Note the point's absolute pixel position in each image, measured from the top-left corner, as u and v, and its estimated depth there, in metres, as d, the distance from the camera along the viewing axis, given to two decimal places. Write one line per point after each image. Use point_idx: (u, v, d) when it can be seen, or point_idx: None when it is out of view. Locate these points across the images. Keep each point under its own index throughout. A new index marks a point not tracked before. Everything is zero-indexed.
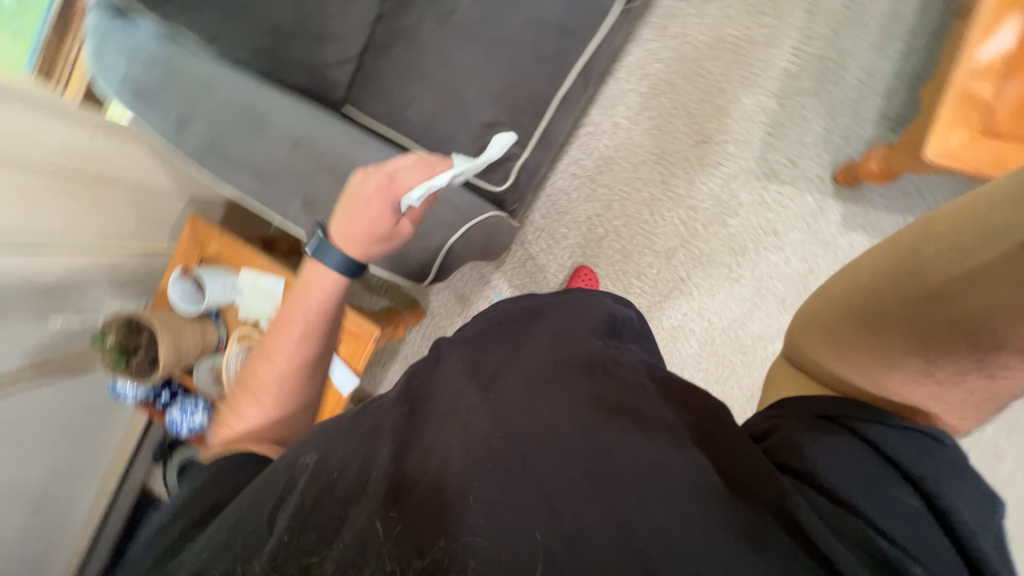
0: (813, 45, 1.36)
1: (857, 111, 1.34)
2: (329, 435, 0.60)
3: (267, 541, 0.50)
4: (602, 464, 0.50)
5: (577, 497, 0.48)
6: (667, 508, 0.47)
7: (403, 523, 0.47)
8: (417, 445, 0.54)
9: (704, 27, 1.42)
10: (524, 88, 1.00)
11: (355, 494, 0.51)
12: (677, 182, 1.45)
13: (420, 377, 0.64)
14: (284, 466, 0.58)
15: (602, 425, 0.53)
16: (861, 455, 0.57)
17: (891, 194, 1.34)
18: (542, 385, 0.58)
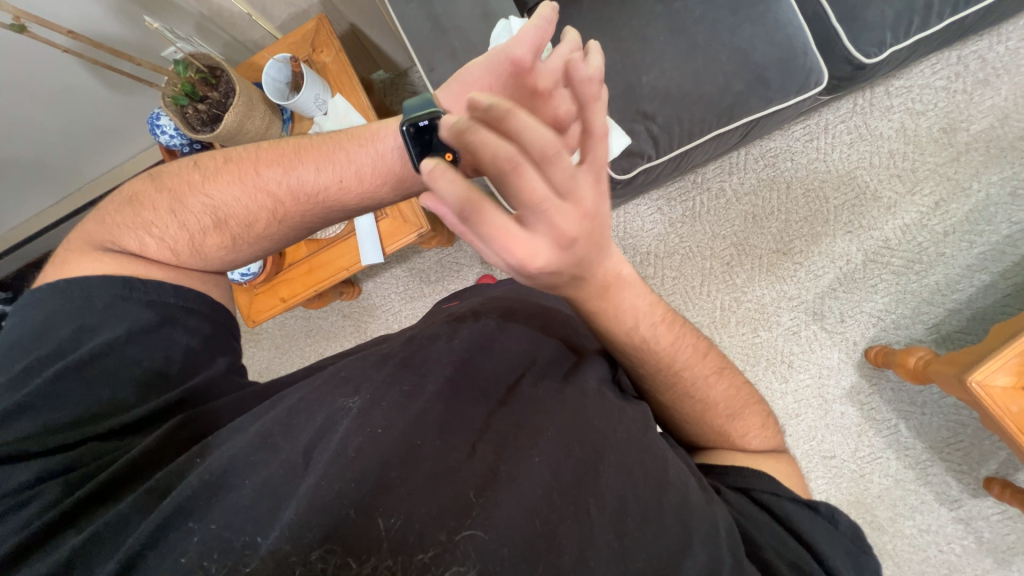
0: (922, 232, 1.39)
1: (920, 312, 1.38)
2: (362, 384, 0.58)
3: (304, 479, 0.49)
4: (610, 495, 0.52)
5: (602, 522, 0.50)
6: (662, 553, 0.50)
7: (445, 497, 0.48)
8: (451, 420, 0.55)
9: (847, 158, 1.43)
10: (695, 104, 0.96)
11: (393, 448, 0.51)
12: (739, 274, 1.46)
13: (451, 349, 0.64)
14: (315, 396, 0.57)
15: (617, 450, 0.55)
16: (779, 533, 0.59)
17: (899, 393, 1.40)
18: (566, 395, 0.61)
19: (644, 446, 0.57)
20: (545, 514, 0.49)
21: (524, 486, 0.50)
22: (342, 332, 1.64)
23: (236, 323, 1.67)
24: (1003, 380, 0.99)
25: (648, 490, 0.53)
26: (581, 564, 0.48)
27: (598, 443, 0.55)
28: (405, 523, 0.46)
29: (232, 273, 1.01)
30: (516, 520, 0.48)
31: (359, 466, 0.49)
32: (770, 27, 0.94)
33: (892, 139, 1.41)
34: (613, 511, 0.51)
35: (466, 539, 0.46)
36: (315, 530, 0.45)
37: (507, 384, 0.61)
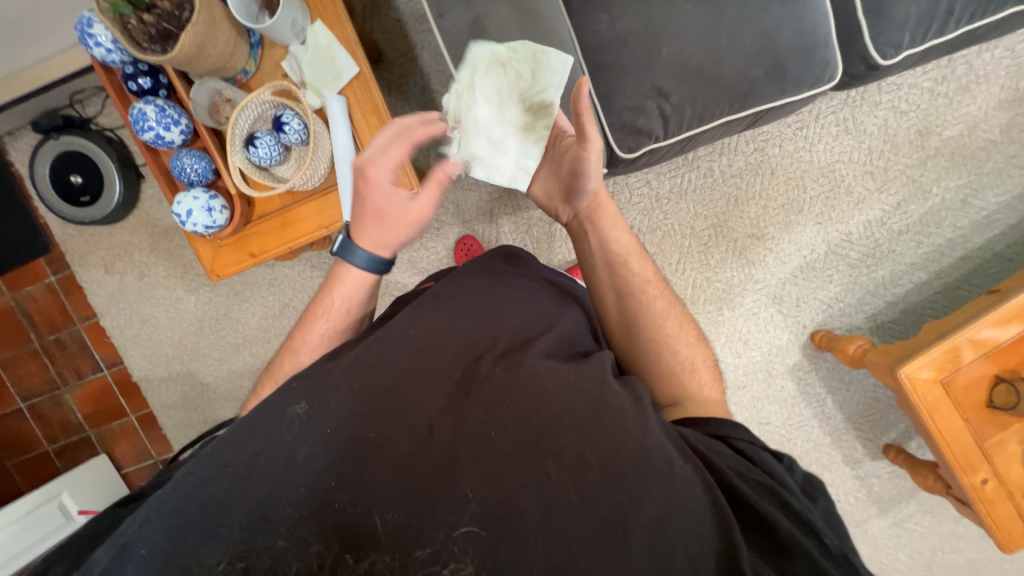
0: (880, 228, 1.48)
1: (863, 302, 1.51)
2: (300, 392, 0.60)
3: (250, 486, 0.52)
4: (569, 453, 0.55)
5: (565, 482, 0.53)
6: (623, 499, 0.53)
7: (410, 484, 0.51)
8: (406, 408, 0.56)
9: (830, 148, 1.46)
10: (712, 86, 0.92)
11: (344, 444, 0.54)
12: (713, 257, 1.51)
13: (401, 342, 0.64)
14: (268, 411, 0.58)
15: (571, 411, 0.58)
16: (744, 460, 0.65)
17: (834, 373, 1.57)
18: (519, 370, 0.61)
19: (599, 403, 0.60)
20: (509, 480, 0.52)
21: (493, 461, 0.53)
22: (310, 284, 1.55)
23: (190, 265, 1.55)
24: (926, 374, 1.13)
25: (606, 444, 0.56)
26: (543, 522, 0.51)
27: (552, 413, 0.57)
28: (380, 521, 0.49)
29: (192, 224, 0.87)
30: (484, 495, 0.51)
31: (309, 475, 0.52)
32: (798, 10, 0.89)
33: (874, 138, 1.45)
34: (575, 467, 0.54)
35: (462, 532, 0.49)
36: (290, 512, 0.50)
37: (459, 366, 0.62)
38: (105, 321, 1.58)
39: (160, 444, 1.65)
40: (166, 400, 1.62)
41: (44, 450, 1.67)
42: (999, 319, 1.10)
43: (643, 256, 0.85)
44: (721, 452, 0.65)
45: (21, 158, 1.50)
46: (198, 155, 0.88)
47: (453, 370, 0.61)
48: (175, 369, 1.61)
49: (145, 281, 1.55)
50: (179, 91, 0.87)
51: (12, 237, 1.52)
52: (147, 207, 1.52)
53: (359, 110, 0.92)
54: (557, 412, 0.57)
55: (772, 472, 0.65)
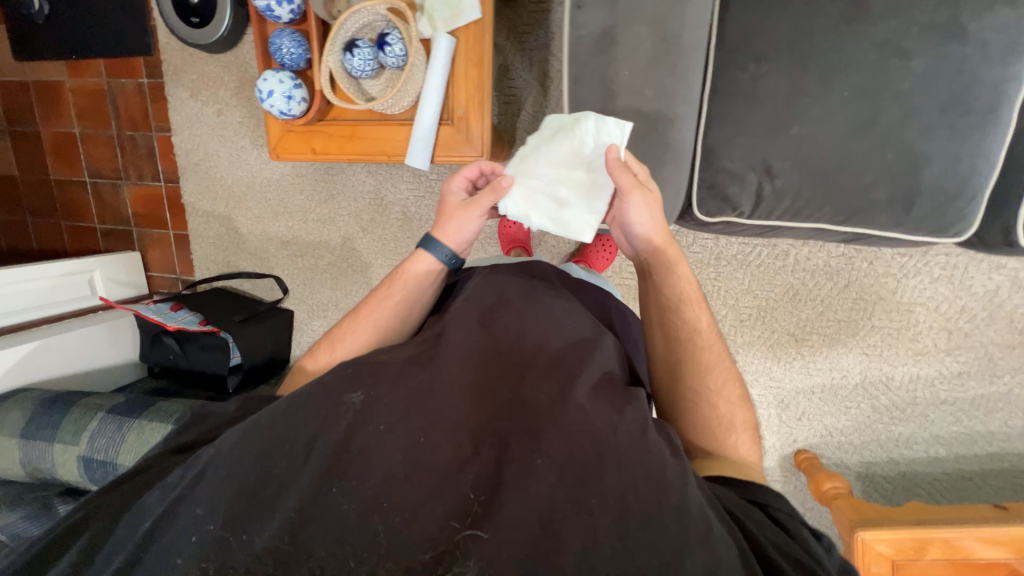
0: (925, 388, 1.37)
1: (863, 445, 1.44)
2: (356, 381, 0.63)
3: (304, 470, 0.56)
4: (611, 495, 0.52)
5: (602, 524, 0.51)
6: (662, 553, 0.49)
7: (456, 498, 0.53)
8: (442, 414, 0.59)
9: (919, 289, 1.32)
10: (824, 187, 0.83)
11: (376, 431, 0.57)
12: (741, 338, 1.44)
13: (445, 350, 0.67)
14: (324, 393, 0.61)
15: (612, 453, 0.56)
16: (775, 530, 0.58)
17: (801, 495, 1.53)
18: (563, 401, 0.60)
19: (644, 448, 0.57)
20: (549, 511, 0.52)
21: (534, 493, 0.53)
22: (360, 187, 1.58)
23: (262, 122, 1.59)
24: (883, 548, 1.09)
25: (649, 493, 0.53)
26: (580, 566, 0.48)
27: (590, 452, 0.55)
28: (428, 532, 0.51)
29: (269, 104, 0.89)
30: (520, 520, 0.51)
31: (349, 458, 0.56)
32: (965, 148, 0.77)
33: (974, 299, 1.30)
34: (615, 511, 0.51)
35: (497, 566, 0.48)
36: (343, 498, 0.53)
37: (503, 382, 0.63)
38: (176, 139, 1.67)
39: (185, 266, 1.80)
40: (202, 231, 1.75)
41: (94, 226, 1.86)
42: (985, 537, 1.04)
43: (705, 305, 0.81)
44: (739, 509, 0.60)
45: None
46: (298, 41, 0.88)
47: (497, 386, 0.63)
48: (218, 209, 1.71)
49: (221, 119, 1.61)
50: None
51: (122, 29, 1.59)
52: (245, 51, 1.54)
53: (463, 57, 0.88)
54: (591, 448, 0.56)
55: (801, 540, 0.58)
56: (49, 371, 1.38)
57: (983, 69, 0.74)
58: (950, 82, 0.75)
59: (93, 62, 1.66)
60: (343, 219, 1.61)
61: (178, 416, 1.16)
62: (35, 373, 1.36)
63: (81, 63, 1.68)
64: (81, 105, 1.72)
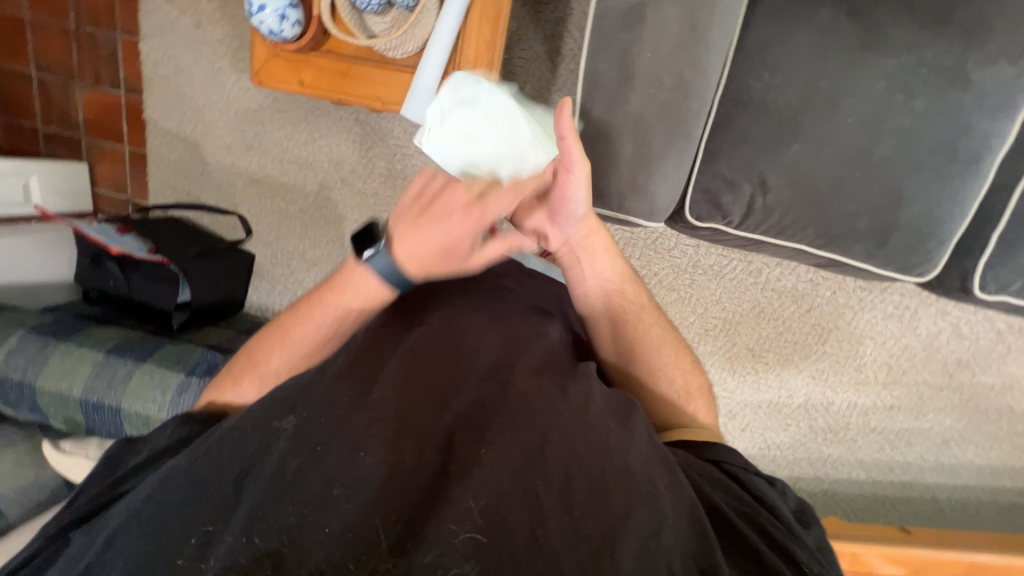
0: (858, 416, 1.47)
1: (795, 461, 1.53)
2: (282, 404, 0.60)
3: (236, 501, 0.50)
4: (557, 475, 0.52)
5: (553, 506, 0.50)
6: (612, 518, 0.50)
7: (411, 480, 0.50)
8: (378, 407, 0.57)
9: (870, 324, 1.39)
10: (812, 210, 0.84)
11: (307, 430, 0.55)
12: (703, 347, 1.48)
13: (374, 345, 0.66)
14: (253, 426, 0.58)
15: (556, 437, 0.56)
16: None
17: None
18: (506, 394, 0.60)
19: (585, 428, 0.58)
20: (497, 498, 0.49)
21: (492, 478, 0.51)
22: (345, 134, 1.48)
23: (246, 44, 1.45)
24: None
25: (591, 465, 0.54)
26: (532, 542, 0.47)
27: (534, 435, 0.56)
28: (388, 515, 0.47)
29: (261, 23, 0.83)
30: (476, 504, 0.49)
31: (282, 460, 0.52)
32: (945, 194, 0.80)
33: (916, 339, 1.39)
34: (561, 488, 0.51)
35: (464, 539, 0.46)
36: (284, 492, 0.49)
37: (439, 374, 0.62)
38: (144, 45, 1.50)
39: (139, 188, 1.66)
40: (163, 153, 1.60)
41: (36, 127, 1.67)
42: (888, 556, 1.14)
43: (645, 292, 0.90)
44: (712, 480, 0.64)
45: None
46: None
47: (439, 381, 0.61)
48: (184, 131, 1.57)
49: (199, 32, 1.46)
50: None
51: None
52: None
53: (478, 11, 0.83)
54: (534, 435, 0.55)
55: (771, 504, 0.62)
56: None
57: (972, 125, 0.77)
58: (944, 130, 0.78)
59: None
60: (322, 165, 1.52)
61: (111, 345, 1.08)
62: None
63: None
64: None
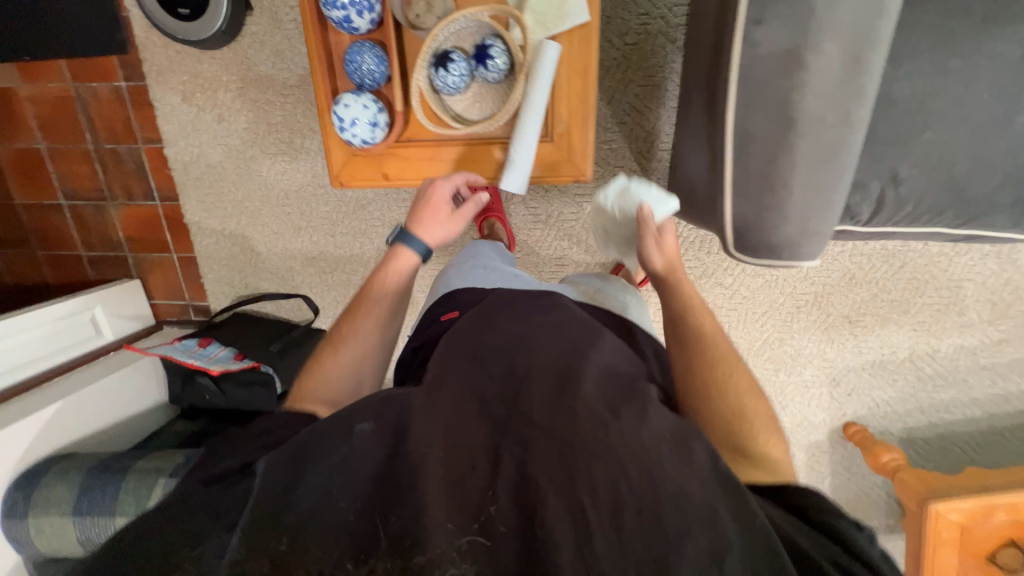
0: (966, 357, 1.45)
1: (907, 413, 1.53)
2: (366, 408, 0.55)
3: (286, 488, 0.49)
4: (605, 492, 0.48)
5: (598, 522, 0.46)
6: (659, 543, 0.45)
7: (462, 500, 0.48)
8: (445, 423, 0.54)
9: (967, 266, 1.37)
10: (951, 193, 0.80)
11: (372, 437, 0.52)
12: (798, 323, 1.47)
13: (442, 362, 0.63)
14: (322, 415, 0.56)
15: (625, 454, 0.50)
16: None
17: (847, 462, 1.61)
18: (566, 400, 0.55)
19: (645, 444, 0.52)
20: (541, 512, 0.46)
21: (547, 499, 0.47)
22: (395, 195, 1.45)
23: (274, 128, 1.40)
24: (953, 515, 1.18)
25: (651, 485, 0.48)
26: (572, 558, 0.44)
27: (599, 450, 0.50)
28: (450, 521, 0.46)
29: (350, 136, 0.78)
30: (507, 516, 0.47)
31: (339, 462, 0.50)
32: None
33: (1019, 271, 1.36)
34: (611, 506, 0.47)
35: (479, 543, 0.45)
36: (337, 497, 0.48)
37: (500, 383, 0.58)
38: (169, 151, 1.46)
39: (194, 291, 1.63)
40: (212, 252, 1.57)
41: (78, 254, 1.64)
42: None
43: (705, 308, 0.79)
44: (787, 522, 0.53)
45: None
46: (378, 59, 0.75)
47: (503, 392, 0.57)
48: (228, 226, 1.53)
49: (223, 126, 1.41)
50: None
51: (89, 23, 1.34)
52: (246, 47, 1.34)
53: (568, 66, 0.78)
54: (592, 448, 0.51)
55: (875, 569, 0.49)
56: (63, 437, 1.21)
57: None
58: None
59: (53, 64, 1.40)
60: (377, 230, 1.49)
61: None
62: (49, 440, 1.18)
63: (38, 65, 1.42)
64: (43, 115, 1.47)
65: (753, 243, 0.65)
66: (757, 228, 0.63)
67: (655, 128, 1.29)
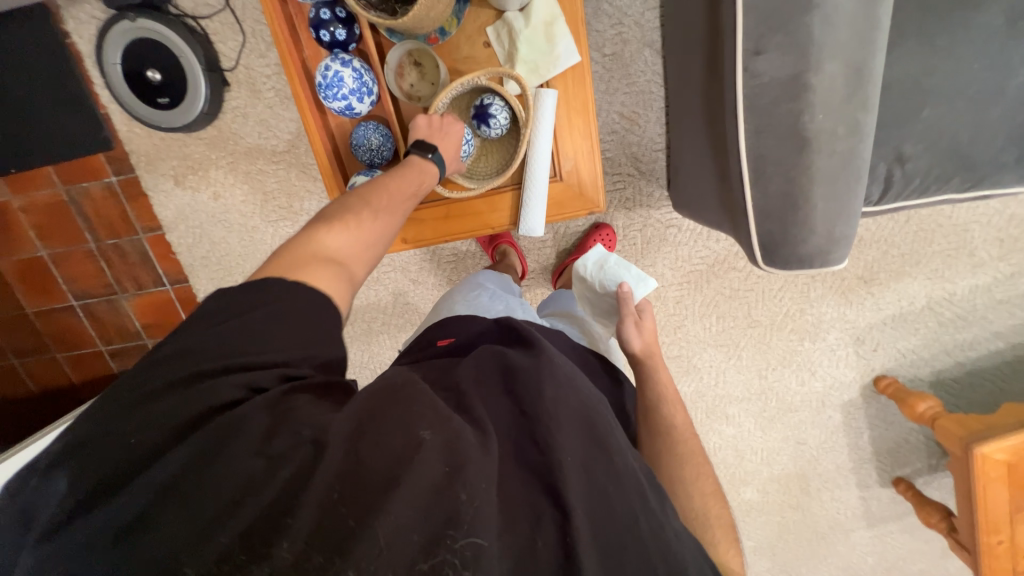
0: (982, 295, 1.48)
1: (933, 358, 1.56)
2: (424, 418, 0.55)
3: (299, 494, 0.48)
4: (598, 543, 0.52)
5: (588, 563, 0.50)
6: None
7: (504, 549, 0.50)
8: (475, 448, 0.54)
9: (968, 209, 1.40)
10: (957, 162, 0.82)
11: (407, 458, 0.51)
12: (815, 291, 1.50)
13: (475, 386, 0.62)
14: (364, 423, 0.54)
15: (650, 535, 0.55)
16: None
17: (882, 415, 1.64)
18: (581, 448, 0.58)
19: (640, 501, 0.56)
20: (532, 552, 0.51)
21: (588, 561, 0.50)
22: None
23: (271, 195, 1.41)
24: (999, 454, 1.21)
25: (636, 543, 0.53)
26: None
27: (626, 520, 0.55)
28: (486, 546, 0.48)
29: None
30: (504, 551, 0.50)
31: (365, 481, 0.50)
32: None
33: (1019, 205, 1.39)
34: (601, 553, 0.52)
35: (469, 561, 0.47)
36: (347, 512, 0.48)
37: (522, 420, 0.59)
38: (171, 236, 1.46)
39: None
40: None
41: (98, 350, 1.64)
42: None
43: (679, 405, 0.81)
44: None
45: (81, 32, 1.27)
46: (384, 136, 0.76)
47: (524, 429, 0.59)
48: None
49: (220, 202, 1.42)
50: (371, 53, 0.74)
51: (70, 126, 1.33)
52: (229, 122, 1.33)
53: (565, 106, 0.79)
54: (593, 497, 0.55)
55: None
56: None
57: None
58: None
59: (40, 171, 1.39)
60: (389, 276, 1.50)
61: None
62: None
63: (26, 175, 1.41)
64: (39, 223, 1.47)
65: (785, 256, 0.67)
66: (785, 242, 0.66)
67: (646, 131, 1.30)
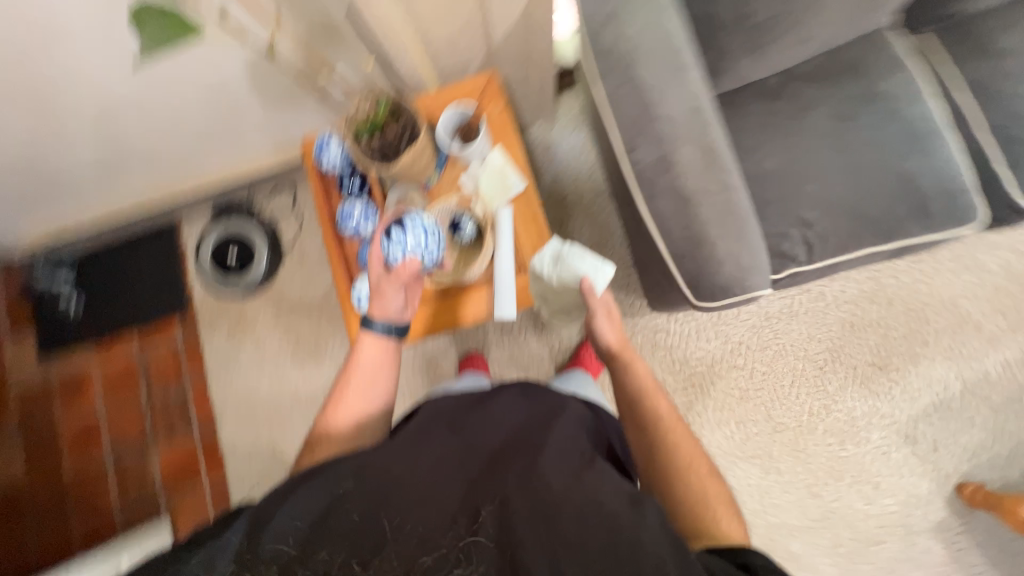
0: (1019, 371, 1.37)
1: (1010, 453, 1.35)
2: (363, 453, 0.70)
3: (273, 516, 0.59)
4: (533, 504, 0.59)
5: (528, 524, 0.57)
6: (584, 537, 0.55)
7: (447, 528, 0.58)
8: (420, 465, 0.66)
9: (948, 285, 1.42)
10: (859, 222, 0.96)
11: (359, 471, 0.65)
12: (831, 384, 1.42)
13: (434, 413, 0.79)
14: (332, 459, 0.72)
15: (586, 489, 0.61)
16: None
17: (991, 538, 1.32)
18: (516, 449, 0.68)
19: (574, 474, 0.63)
20: (472, 525, 0.58)
21: (517, 525, 0.57)
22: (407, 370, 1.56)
23: (303, 339, 1.64)
24: None
25: (574, 501, 0.59)
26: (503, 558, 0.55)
27: (563, 485, 0.61)
28: (433, 541, 0.57)
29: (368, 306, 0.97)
30: (450, 530, 0.58)
31: (324, 496, 0.62)
32: (937, 164, 0.96)
33: (998, 274, 1.41)
34: (537, 512, 0.58)
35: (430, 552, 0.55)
36: (319, 526, 0.58)
37: (468, 437, 0.72)
38: (213, 384, 1.65)
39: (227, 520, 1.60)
40: (244, 472, 1.59)
41: (111, 516, 1.61)
42: None
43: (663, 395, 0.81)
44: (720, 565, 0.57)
45: (189, 234, 1.69)
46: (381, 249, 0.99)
47: (469, 442, 0.71)
48: (261, 439, 1.61)
49: (260, 349, 1.65)
50: (376, 196, 1.03)
51: (156, 301, 1.68)
52: (279, 284, 1.68)
53: (522, 218, 1.05)
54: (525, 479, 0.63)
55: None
56: None
57: (913, 119, 0.98)
58: (899, 132, 0.97)
59: (124, 337, 1.68)
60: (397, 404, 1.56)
61: None
62: None
63: (113, 343, 1.69)
64: (111, 381, 1.68)
65: (708, 286, 0.80)
66: (703, 276, 0.79)
67: (614, 252, 1.54)
